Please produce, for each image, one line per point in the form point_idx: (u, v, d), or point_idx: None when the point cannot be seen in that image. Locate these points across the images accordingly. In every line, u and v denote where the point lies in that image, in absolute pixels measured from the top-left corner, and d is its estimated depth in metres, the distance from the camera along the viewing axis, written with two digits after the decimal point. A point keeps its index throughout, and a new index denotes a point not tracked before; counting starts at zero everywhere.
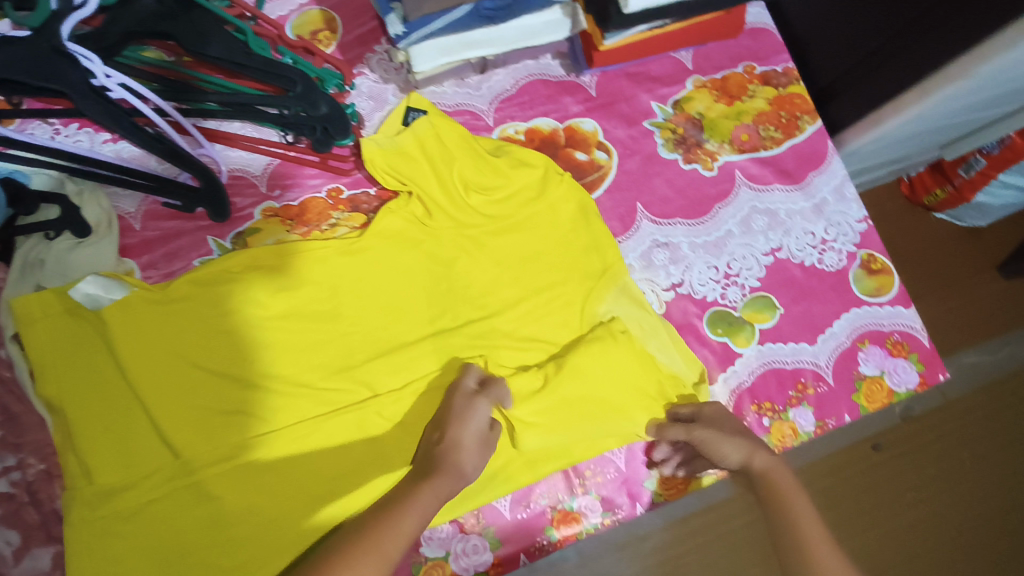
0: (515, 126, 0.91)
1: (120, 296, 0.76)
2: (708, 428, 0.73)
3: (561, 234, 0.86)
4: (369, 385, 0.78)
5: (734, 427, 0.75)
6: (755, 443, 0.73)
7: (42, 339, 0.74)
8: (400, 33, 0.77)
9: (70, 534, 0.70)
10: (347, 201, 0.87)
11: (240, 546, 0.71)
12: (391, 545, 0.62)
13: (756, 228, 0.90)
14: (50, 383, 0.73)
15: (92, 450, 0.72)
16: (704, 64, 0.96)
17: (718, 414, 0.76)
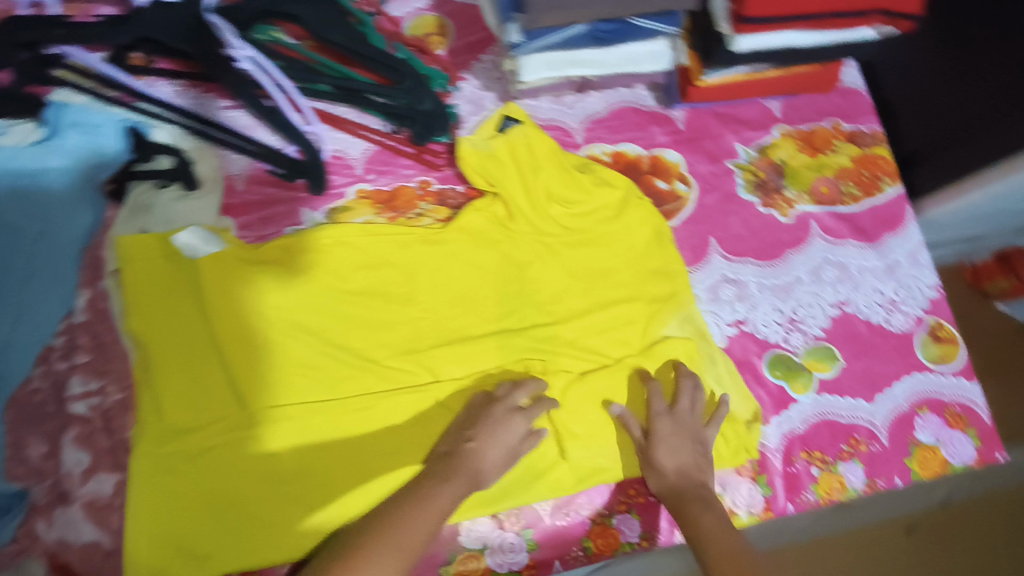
0: (602, 147, 0.93)
1: (215, 250, 0.80)
2: (650, 444, 0.77)
3: (634, 256, 0.88)
4: (432, 371, 0.81)
5: (673, 453, 0.76)
6: (680, 483, 0.75)
7: (139, 278, 0.78)
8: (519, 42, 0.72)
9: (137, 465, 0.73)
10: (434, 193, 0.89)
11: (290, 503, 0.74)
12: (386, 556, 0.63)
13: (826, 279, 0.91)
14: (139, 320, 0.77)
15: (167, 389, 0.76)
16: (793, 115, 0.98)
17: (660, 436, 0.76)
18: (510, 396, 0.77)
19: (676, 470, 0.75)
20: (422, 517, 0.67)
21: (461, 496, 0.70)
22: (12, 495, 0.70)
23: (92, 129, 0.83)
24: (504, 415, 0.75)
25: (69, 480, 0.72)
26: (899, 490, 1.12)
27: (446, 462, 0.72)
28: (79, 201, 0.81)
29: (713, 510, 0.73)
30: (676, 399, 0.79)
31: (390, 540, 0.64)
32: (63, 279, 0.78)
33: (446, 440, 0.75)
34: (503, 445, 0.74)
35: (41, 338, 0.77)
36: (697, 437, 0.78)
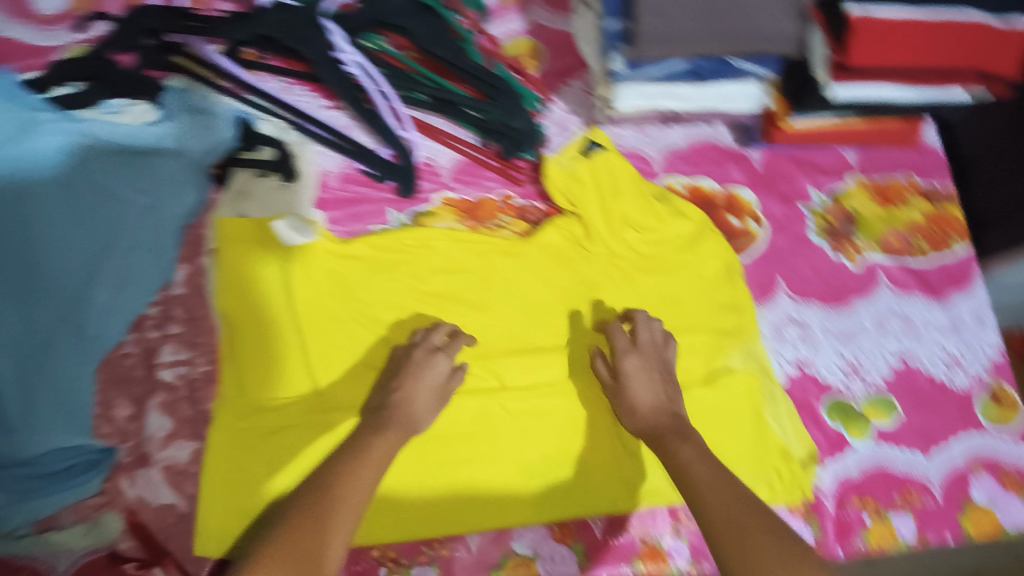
0: (679, 179, 0.95)
1: (308, 240, 0.85)
2: (621, 379, 0.80)
3: (705, 287, 0.90)
4: (500, 377, 0.84)
5: (645, 385, 0.79)
6: (663, 407, 0.78)
7: (235, 261, 0.83)
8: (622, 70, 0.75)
9: (216, 436, 0.76)
10: (516, 208, 0.92)
11: None
12: (330, 510, 0.66)
13: (889, 330, 0.92)
14: (231, 300, 0.81)
15: (250, 367, 0.79)
16: (868, 165, 0.99)
17: (631, 372, 0.79)
18: (428, 338, 0.81)
19: (651, 405, 0.78)
20: (364, 472, 0.70)
21: (398, 444, 0.74)
22: (100, 451, 0.75)
23: (205, 117, 0.89)
24: (424, 356, 0.79)
25: (151, 443, 0.76)
26: (1016, 540, 0.94)
27: (382, 411, 0.76)
28: (186, 182, 0.86)
29: (694, 442, 0.74)
30: (623, 337, 0.83)
31: (337, 496, 0.68)
32: (165, 253, 0.83)
33: (376, 394, 0.78)
34: (425, 388, 0.78)
35: (139, 306, 0.81)
36: (661, 370, 0.81)
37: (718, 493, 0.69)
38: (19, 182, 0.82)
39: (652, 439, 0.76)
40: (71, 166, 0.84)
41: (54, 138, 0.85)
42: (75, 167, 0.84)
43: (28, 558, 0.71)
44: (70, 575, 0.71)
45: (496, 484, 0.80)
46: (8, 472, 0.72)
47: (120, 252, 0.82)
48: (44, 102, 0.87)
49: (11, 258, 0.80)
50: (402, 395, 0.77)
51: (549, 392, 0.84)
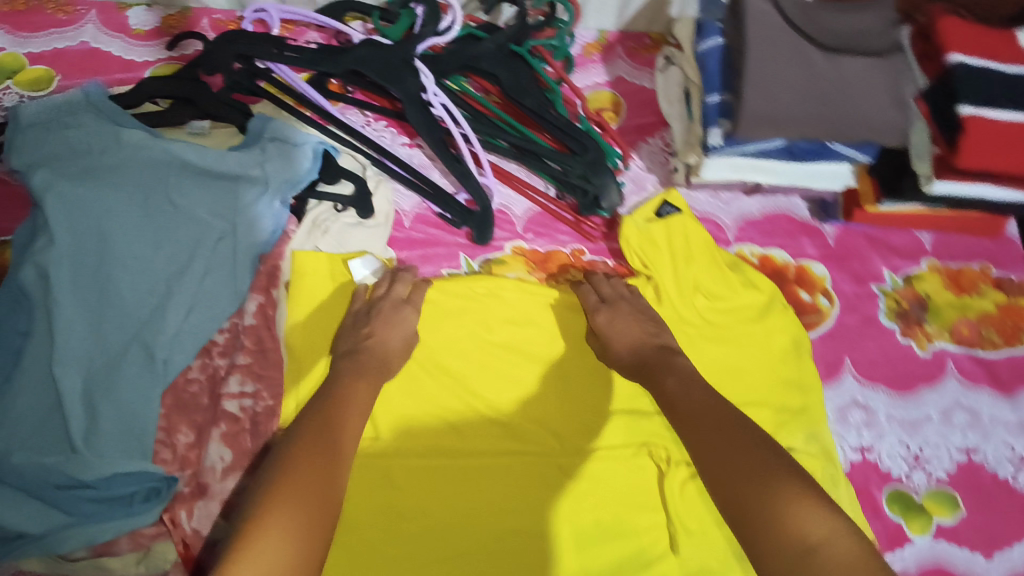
0: (752, 248, 0.94)
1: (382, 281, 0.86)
2: (601, 329, 0.83)
3: (771, 362, 0.87)
4: (557, 437, 0.83)
5: (624, 324, 0.82)
6: (641, 349, 0.80)
7: (305, 294, 0.83)
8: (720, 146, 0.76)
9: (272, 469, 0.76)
10: (586, 263, 0.92)
11: (402, 540, 0.75)
12: (322, 445, 0.67)
13: (955, 423, 0.90)
14: (298, 334, 0.82)
15: None
16: (942, 250, 0.98)
17: (607, 325, 0.83)
18: (394, 290, 0.83)
19: (631, 346, 0.81)
20: (348, 412, 0.72)
21: (376, 384, 0.76)
22: (163, 479, 0.73)
23: (290, 146, 0.86)
24: (393, 308, 0.81)
25: (209, 473, 0.76)
26: None
27: (357, 350, 0.78)
28: (264, 212, 0.85)
29: (671, 369, 0.77)
30: (593, 296, 0.86)
31: (328, 434, 0.68)
32: (239, 280, 0.83)
33: (343, 341, 0.80)
34: (391, 330, 0.80)
35: (209, 331, 0.81)
36: (638, 314, 0.84)
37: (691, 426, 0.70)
38: (100, 196, 0.82)
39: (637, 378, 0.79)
40: (152, 183, 0.84)
41: (137, 153, 0.84)
42: (155, 184, 0.84)
43: None
44: None
45: (538, 537, 0.77)
46: (71, 492, 0.71)
47: (193, 275, 0.82)
48: (130, 115, 0.87)
49: (88, 273, 0.80)
50: (372, 335, 0.79)
51: (607, 456, 0.82)
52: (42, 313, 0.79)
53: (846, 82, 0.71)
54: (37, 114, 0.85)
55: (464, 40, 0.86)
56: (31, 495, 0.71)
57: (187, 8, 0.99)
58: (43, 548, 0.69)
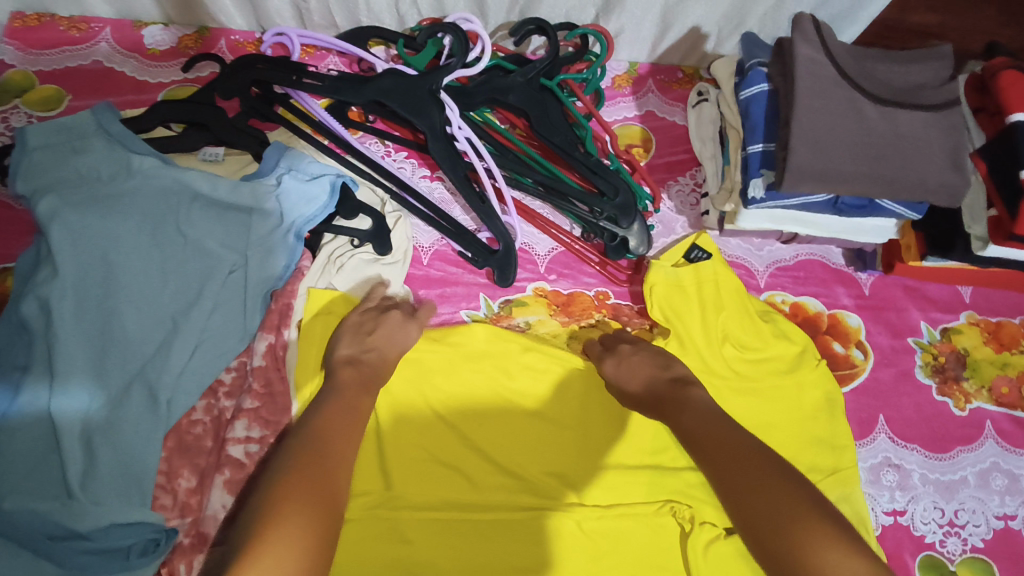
0: (784, 295, 0.90)
1: None
2: (609, 369, 0.80)
3: (801, 416, 0.82)
4: (578, 491, 0.78)
5: (637, 363, 0.79)
6: (656, 383, 0.77)
7: (317, 327, 0.79)
8: (760, 198, 0.73)
9: None
10: (610, 306, 0.89)
11: None
12: (317, 445, 0.63)
13: (993, 487, 0.86)
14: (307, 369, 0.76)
15: None
16: (982, 303, 0.93)
17: (614, 371, 0.79)
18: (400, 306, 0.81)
19: (645, 381, 0.77)
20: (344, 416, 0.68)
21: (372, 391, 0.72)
22: (163, 530, 0.70)
23: (308, 178, 0.82)
24: (399, 323, 0.79)
25: (211, 522, 0.73)
26: None
27: (362, 359, 0.74)
28: (279, 246, 0.82)
29: (689, 405, 0.72)
30: (597, 345, 0.83)
31: (324, 437, 0.64)
32: (250, 318, 0.80)
33: (341, 348, 0.75)
34: (391, 341, 0.77)
35: (217, 369, 0.79)
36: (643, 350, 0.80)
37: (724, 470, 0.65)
38: (107, 225, 0.78)
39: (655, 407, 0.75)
40: (162, 212, 0.81)
41: (147, 181, 0.81)
42: (165, 214, 0.81)
43: None
44: None
45: None
46: (64, 544, 0.67)
47: (202, 311, 0.78)
48: (141, 140, 0.83)
49: (92, 306, 0.76)
50: (376, 345, 0.76)
51: (624, 513, 0.77)
52: (41, 347, 0.75)
53: (903, 138, 0.68)
54: (43, 136, 0.82)
55: (494, 72, 0.82)
56: (22, 546, 0.67)
57: (204, 29, 0.96)
58: None
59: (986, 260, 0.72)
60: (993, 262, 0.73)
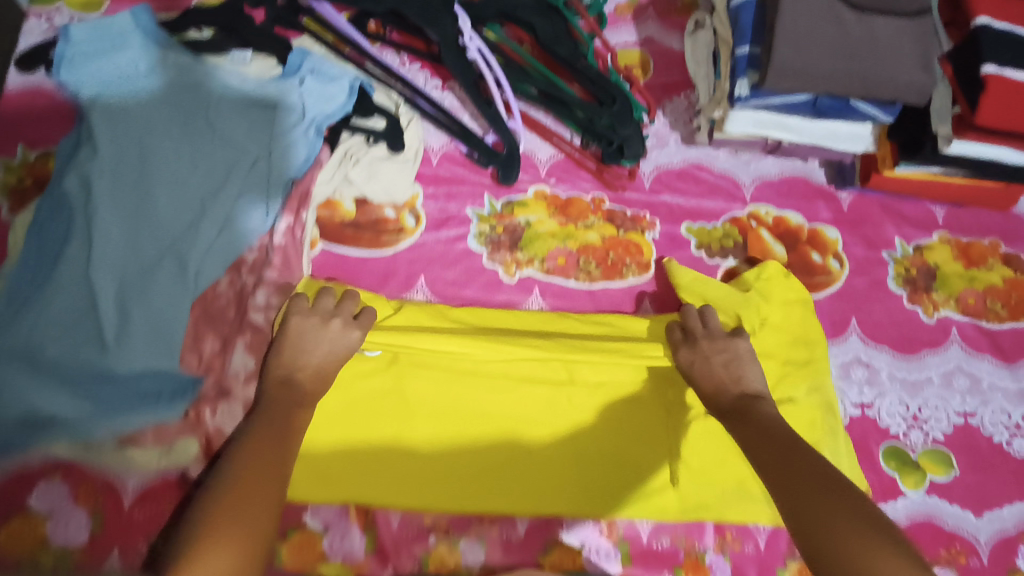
0: (768, 208, 0.97)
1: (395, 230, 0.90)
2: (686, 357, 0.81)
3: (778, 314, 0.89)
4: (570, 372, 0.85)
5: (716, 362, 0.79)
6: (725, 386, 0.78)
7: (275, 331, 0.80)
8: (744, 97, 0.79)
9: None
10: (605, 211, 0.94)
11: (410, 461, 0.80)
12: (257, 463, 0.65)
13: (956, 387, 0.92)
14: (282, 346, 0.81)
15: None
16: (954, 223, 1.00)
17: (691, 367, 0.80)
18: (342, 307, 0.80)
19: (715, 387, 0.78)
20: (282, 428, 0.70)
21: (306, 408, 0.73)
22: (189, 380, 0.79)
23: (327, 80, 0.90)
24: (339, 331, 0.78)
25: (233, 380, 0.80)
26: None
27: (292, 382, 0.74)
28: (300, 140, 0.88)
29: (752, 418, 0.73)
30: (677, 331, 0.83)
31: (268, 451, 0.66)
32: (271, 203, 0.86)
33: (279, 367, 0.75)
34: (333, 356, 0.77)
35: (238, 248, 0.84)
36: (730, 350, 0.80)
37: (780, 475, 0.66)
38: (142, 115, 0.85)
39: (722, 410, 0.76)
40: (191, 106, 0.87)
41: (180, 77, 0.88)
42: (195, 108, 0.87)
43: (103, 469, 0.77)
44: (139, 491, 0.77)
45: (539, 463, 0.82)
46: (105, 384, 0.76)
47: (227, 194, 0.85)
48: (174, 41, 0.90)
49: (127, 185, 0.82)
50: (308, 365, 0.76)
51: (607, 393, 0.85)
52: (80, 219, 0.81)
53: (877, 40, 0.74)
54: (87, 34, 0.89)
55: None
56: (65, 384, 0.76)
57: None
58: (73, 433, 0.76)
59: (948, 159, 0.79)
60: (954, 163, 0.80)
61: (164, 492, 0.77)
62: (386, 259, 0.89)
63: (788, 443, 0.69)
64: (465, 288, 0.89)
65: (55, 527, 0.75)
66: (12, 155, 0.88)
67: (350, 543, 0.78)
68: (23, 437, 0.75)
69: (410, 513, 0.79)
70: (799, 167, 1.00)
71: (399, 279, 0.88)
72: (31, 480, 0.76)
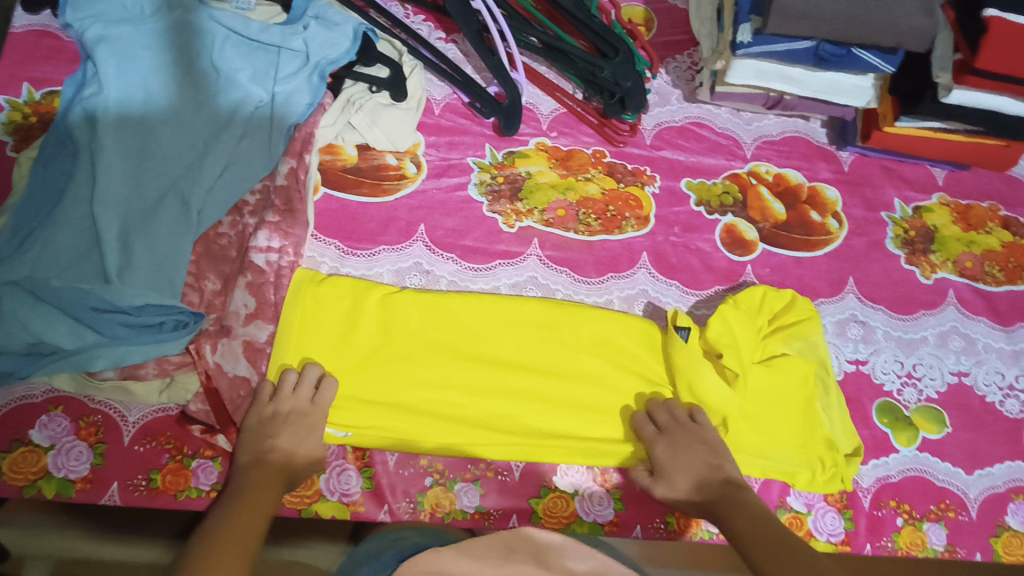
0: (768, 166, 0.97)
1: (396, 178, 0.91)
2: (663, 451, 0.78)
3: (765, 296, 0.88)
4: (565, 326, 0.85)
5: (686, 459, 0.77)
6: (705, 481, 0.75)
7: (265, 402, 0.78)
8: (746, 42, 0.81)
9: (281, 347, 0.80)
10: (606, 165, 0.95)
11: (402, 413, 0.80)
12: (224, 554, 0.62)
13: (951, 346, 0.92)
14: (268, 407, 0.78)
15: (323, 301, 0.82)
16: (953, 187, 1.00)
17: (667, 463, 0.77)
18: (303, 384, 0.77)
19: (694, 481, 0.76)
20: (250, 514, 0.67)
21: (274, 491, 0.70)
22: (190, 314, 0.77)
23: (332, 26, 0.90)
24: (302, 411, 0.76)
25: (233, 318, 0.80)
26: None
27: (259, 464, 0.72)
28: (302, 86, 0.88)
29: (740, 506, 0.72)
30: (650, 425, 0.80)
31: (232, 540, 0.63)
32: (274, 147, 0.86)
33: (247, 448, 0.73)
34: (300, 438, 0.74)
35: (240, 190, 0.85)
36: (704, 443, 0.78)
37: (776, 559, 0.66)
38: (148, 59, 0.86)
39: (703, 509, 0.74)
40: (196, 52, 0.88)
41: (185, 19, 0.88)
42: (200, 53, 0.88)
43: (103, 404, 0.78)
44: (139, 424, 0.78)
45: (531, 411, 0.81)
46: (101, 317, 0.75)
47: (230, 138, 0.85)
48: None
49: (131, 128, 0.83)
50: (275, 450, 0.73)
51: (599, 348, 0.85)
52: (83, 157, 0.82)
53: None
54: None
55: None
56: (69, 315, 0.75)
57: None
58: (75, 364, 0.74)
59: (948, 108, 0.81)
60: (953, 116, 0.82)
61: (162, 428, 0.78)
62: (386, 206, 0.90)
63: (780, 529, 0.70)
64: (465, 236, 0.89)
65: (56, 459, 0.76)
66: (18, 94, 0.88)
67: (347, 484, 0.79)
68: (26, 366, 0.74)
69: (407, 454, 0.80)
70: (799, 127, 1.01)
71: (400, 225, 0.89)
72: (33, 412, 0.77)
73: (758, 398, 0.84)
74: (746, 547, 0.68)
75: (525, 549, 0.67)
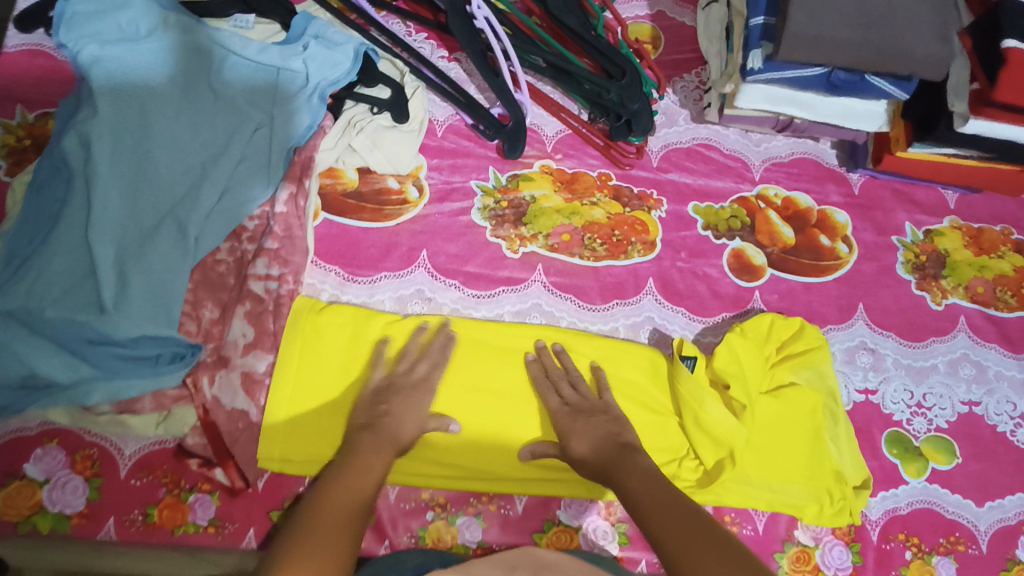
0: (777, 190, 0.96)
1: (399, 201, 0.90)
2: (565, 420, 0.76)
3: (772, 325, 0.87)
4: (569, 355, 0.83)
5: (587, 425, 0.75)
6: (603, 441, 0.73)
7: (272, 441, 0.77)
8: (757, 69, 0.79)
9: (279, 378, 0.78)
10: (612, 188, 0.93)
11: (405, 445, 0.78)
12: (342, 495, 0.63)
13: (961, 375, 0.91)
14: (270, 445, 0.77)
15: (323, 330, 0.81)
16: (965, 210, 0.98)
17: (569, 430, 0.75)
18: (414, 357, 0.79)
19: (592, 445, 0.73)
20: (367, 463, 0.67)
21: (385, 448, 0.70)
22: (187, 346, 0.76)
23: (332, 46, 0.88)
24: (414, 380, 0.77)
25: (231, 348, 0.78)
26: None
27: (373, 423, 0.73)
28: (302, 107, 0.86)
29: (630, 463, 0.69)
30: (555, 396, 0.79)
31: (344, 484, 0.64)
32: (273, 170, 0.84)
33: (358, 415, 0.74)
34: (413, 405, 0.75)
35: (240, 215, 0.83)
36: (602, 411, 0.77)
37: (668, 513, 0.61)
38: (145, 79, 0.84)
39: (598, 471, 0.71)
40: (194, 72, 0.86)
41: (182, 38, 0.87)
42: (199, 74, 0.86)
43: (99, 436, 0.77)
44: (136, 458, 0.77)
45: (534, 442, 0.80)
46: (97, 350, 0.74)
47: (228, 161, 0.83)
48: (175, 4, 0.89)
49: (126, 151, 0.81)
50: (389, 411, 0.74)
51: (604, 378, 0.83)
52: (77, 182, 0.80)
53: (894, 10, 0.74)
54: None
55: None
56: (63, 347, 0.74)
57: None
58: (69, 398, 0.72)
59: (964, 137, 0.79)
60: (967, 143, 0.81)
61: (159, 462, 0.77)
62: (387, 231, 0.88)
63: (670, 486, 0.66)
64: (467, 262, 0.88)
65: (52, 493, 0.74)
66: (11, 116, 0.86)
67: None
68: (20, 401, 0.73)
69: (408, 487, 0.78)
70: (809, 149, 0.99)
71: (402, 251, 0.87)
72: (27, 445, 0.76)
73: (767, 429, 0.82)
74: (633, 504, 0.65)
75: (527, 567, 0.67)
